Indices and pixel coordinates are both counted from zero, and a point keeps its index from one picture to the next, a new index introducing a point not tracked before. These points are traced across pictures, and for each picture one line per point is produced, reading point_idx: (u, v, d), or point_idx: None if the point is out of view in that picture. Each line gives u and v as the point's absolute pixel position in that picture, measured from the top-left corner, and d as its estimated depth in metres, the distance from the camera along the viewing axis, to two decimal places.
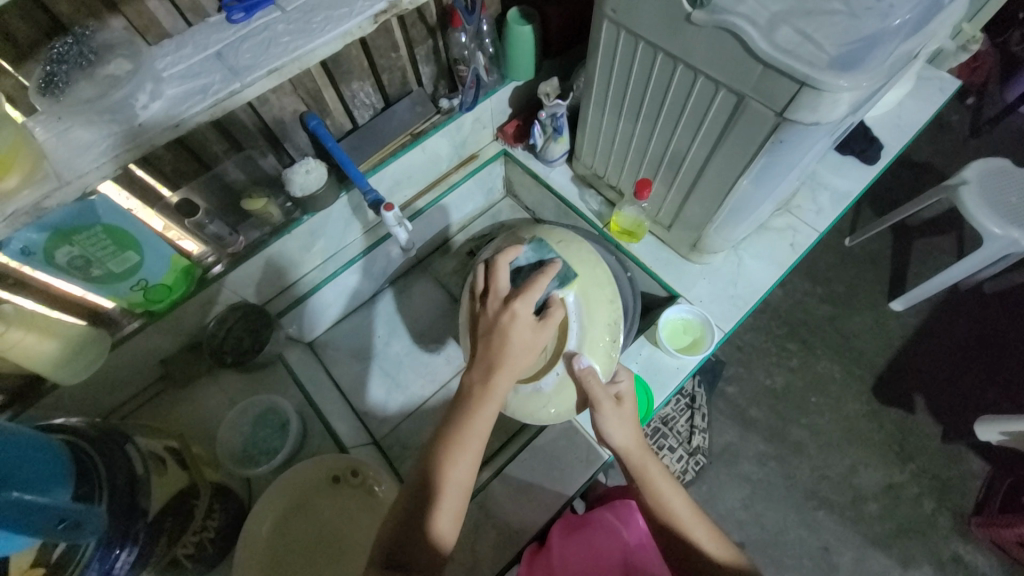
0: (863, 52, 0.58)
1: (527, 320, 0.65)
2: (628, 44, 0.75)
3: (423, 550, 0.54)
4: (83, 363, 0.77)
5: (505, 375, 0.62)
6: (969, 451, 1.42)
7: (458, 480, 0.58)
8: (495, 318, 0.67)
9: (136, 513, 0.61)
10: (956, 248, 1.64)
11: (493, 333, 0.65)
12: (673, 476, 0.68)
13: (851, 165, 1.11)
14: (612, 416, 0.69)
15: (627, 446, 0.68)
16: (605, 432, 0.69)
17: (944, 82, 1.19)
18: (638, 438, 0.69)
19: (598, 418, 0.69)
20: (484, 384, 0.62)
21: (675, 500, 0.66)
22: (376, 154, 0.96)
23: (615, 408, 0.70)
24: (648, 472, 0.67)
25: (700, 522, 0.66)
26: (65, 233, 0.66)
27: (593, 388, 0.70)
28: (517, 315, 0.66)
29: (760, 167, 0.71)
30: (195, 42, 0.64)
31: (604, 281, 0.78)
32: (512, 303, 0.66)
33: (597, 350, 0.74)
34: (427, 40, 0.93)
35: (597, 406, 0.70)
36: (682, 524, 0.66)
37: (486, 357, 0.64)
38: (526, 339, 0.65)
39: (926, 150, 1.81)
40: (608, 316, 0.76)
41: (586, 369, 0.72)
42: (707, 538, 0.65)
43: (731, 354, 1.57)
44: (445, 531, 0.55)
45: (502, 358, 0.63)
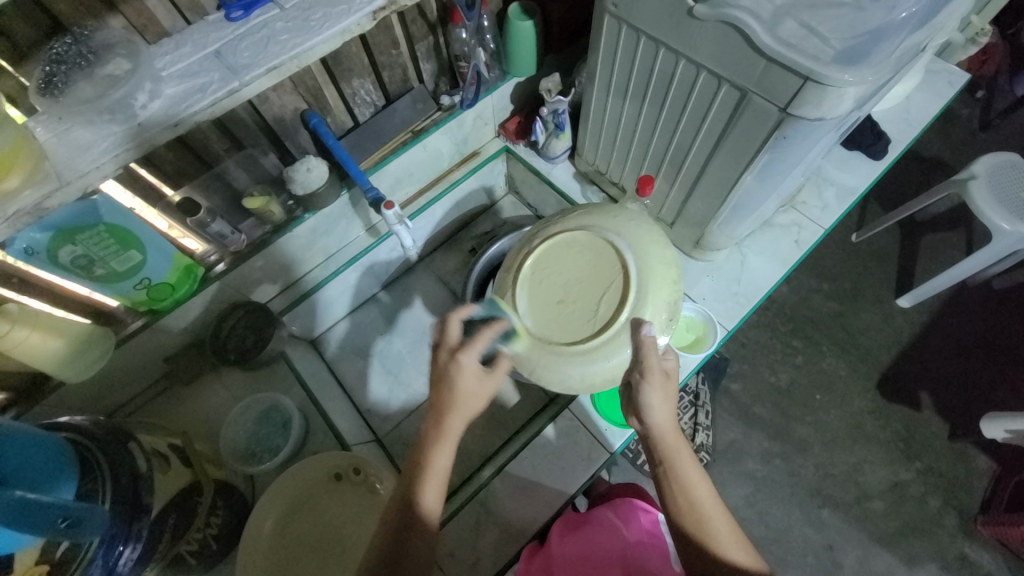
0: (869, 46, 0.57)
1: (473, 370, 0.61)
2: (630, 39, 0.74)
3: (411, 529, 0.56)
4: (88, 362, 0.78)
5: (456, 419, 0.60)
6: (976, 449, 1.41)
7: (440, 467, 0.59)
8: (441, 368, 0.62)
9: (138, 511, 0.61)
10: (964, 244, 1.62)
11: (441, 383, 0.61)
12: (701, 466, 0.64)
13: (857, 160, 1.10)
14: (659, 391, 0.64)
15: (664, 426, 0.63)
16: (646, 406, 0.64)
17: (952, 74, 1.17)
18: (675, 421, 0.65)
19: (644, 391, 0.63)
20: (435, 421, 0.60)
21: (700, 489, 0.62)
22: (377, 152, 0.95)
23: (663, 384, 0.64)
24: (678, 457, 0.63)
25: (722, 517, 0.62)
26: (67, 233, 0.67)
27: (649, 357, 0.64)
28: (464, 367, 0.61)
29: (764, 163, 0.70)
30: (194, 41, 0.64)
31: (668, 259, 0.72)
32: (457, 356, 0.61)
33: (656, 319, 0.68)
34: (427, 37, 0.93)
35: (644, 375, 0.64)
36: (702, 516, 0.61)
37: (439, 403, 0.61)
38: (472, 388, 0.61)
39: (934, 144, 1.78)
40: (668, 296, 0.70)
41: (650, 339, 0.66)
42: (728, 537, 0.60)
43: (735, 351, 1.56)
44: (431, 503, 0.57)
45: (450, 404, 0.60)
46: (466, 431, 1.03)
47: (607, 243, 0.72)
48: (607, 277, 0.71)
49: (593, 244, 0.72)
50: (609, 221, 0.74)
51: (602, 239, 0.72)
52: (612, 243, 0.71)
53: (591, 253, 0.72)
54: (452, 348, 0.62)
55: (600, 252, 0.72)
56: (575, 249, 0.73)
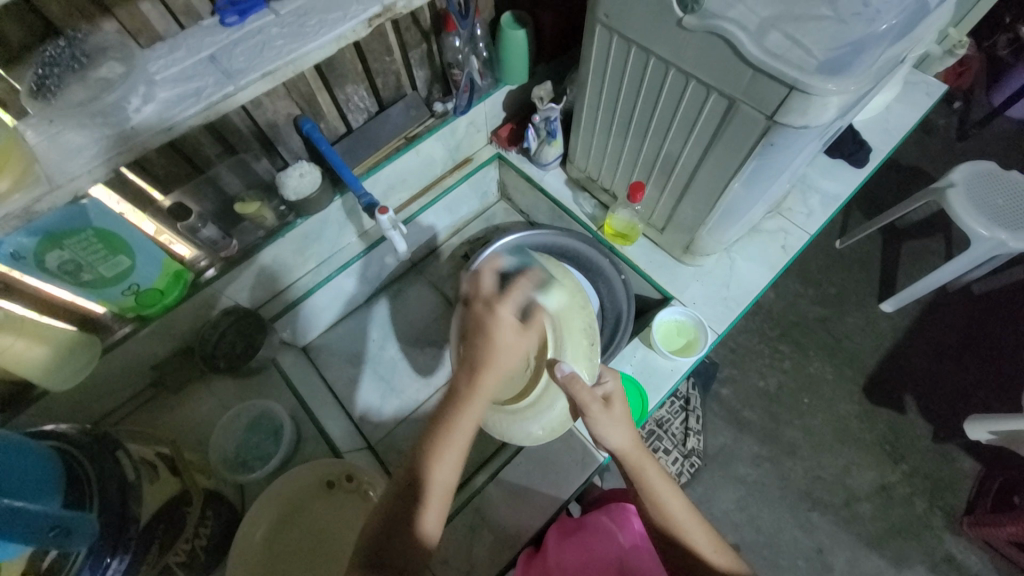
0: (850, 56, 0.60)
1: (509, 323, 0.62)
2: (620, 48, 0.76)
3: (412, 550, 0.54)
4: (72, 369, 0.76)
5: (490, 373, 0.60)
6: (959, 450, 1.44)
7: (440, 483, 0.57)
8: (479, 319, 0.63)
9: (126, 521, 0.60)
10: (944, 250, 1.66)
11: (477, 334, 0.62)
12: (669, 476, 0.67)
13: (839, 168, 1.13)
14: (604, 423, 0.65)
15: (623, 448, 0.65)
16: (599, 438, 0.65)
17: (930, 85, 1.21)
18: (634, 440, 0.66)
19: (591, 426, 0.65)
20: (468, 382, 0.60)
21: (672, 502, 0.66)
22: (370, 158, 0.96)
23: (607, 413, 0.65)
24: (645, 475, 0.66)
25: (699, 524, 0.66)
26: (56, 237, 0.65)
27: (577, 393, 0.64)
28: (503, 319, 0.62)
29: (752, 169, 0.72)
30: (188, 45, 0.64)
31: (577, 291, 0.76)
32: (496, 307, 0.62)
33: (577, 356, 0.70)
34: (421, 45, 0.94)
35: (586, 412, 0.65)
36: (680, 525, 0.65)
37: (471, 358, 0.61)
38: (508, 342, 0.61)
39: (913, 153, 1.84)
40: (583, 325, 0.73)
41: (571, 374, 0.64)
42: (704, 541, 0.65)
43: (725, 356, 1.58)
44: (430, 529, 0.55)
45: (486, 358, 0.60)
46: None
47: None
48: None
49: None
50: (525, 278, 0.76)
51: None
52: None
53: None
54: (488, 300, 0.64)
55: None
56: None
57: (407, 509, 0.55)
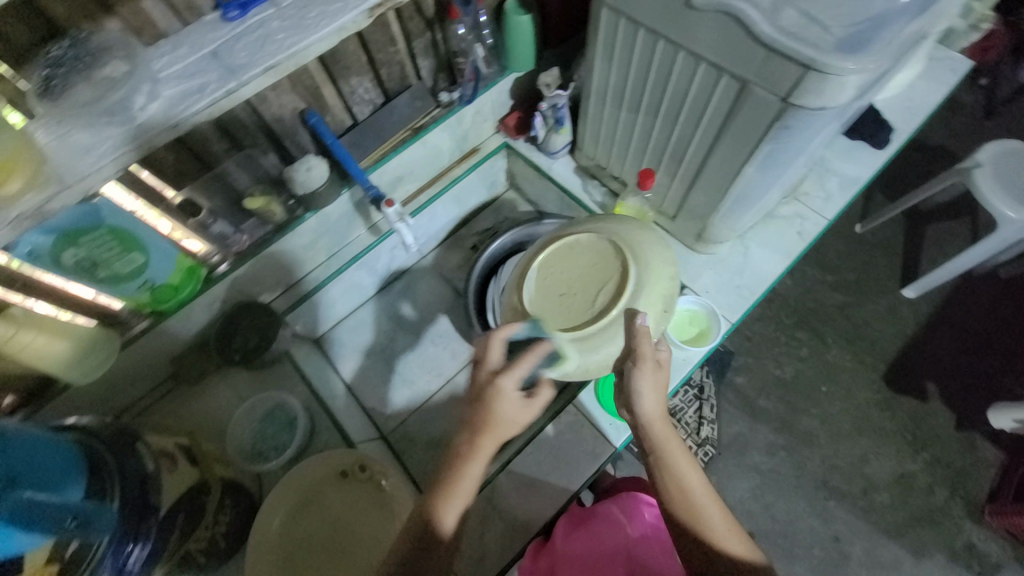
0: (870, 32, 0.57)
1: (510, 393, 0.62)
2: (628, 31, 0.74)
3: (433, 555, 0.58)
4: (94, 363, 0.79)
5: (490, 440, 0.61)
6: (983, 439, 1.40)
7: (468, 482, 0.61)
8: (480, 388, 0.63)
9: (147, 510, 0.62)
10: (970, 232, 1.60)
11: (478, 401, 0.62)
12: (691, 454, 0.66)
13: (860, 149, 1.09)
14: (649, 379, 0.65)
15: (652, 414, 0.65)
16: (635, 394, 0.65)
17: (955, 61, 1.15)
18: (663, 411, 0.66)
19: (635, 376, 0.64)
20: (470, 444, 0.61)
21: (692, 479, 0.65)
22: (378, 150, 0.95)
23: (653, 372, 0.65)
24: (669, 448, 0.65)
25: (717, 509, 0.64)
26: (71, 236, 0.68)
27: (641, 344, 0.64)
28: (504, 392, 0.62)
29: (766, 154, 0.69)
30: (191, 42, 0.64)
31: (666, 258, 0.72)
32: (497, 378, 0.62)
33: (652, 304, 0.69)
34: (425, 33, 0.92)
35: (637, 362, 0.64)
36: (692, 507, 0.64)
37: (472, 421, 0.62)
38: (511, 413, 0.61)
39: (939, 132, 1.76)
40: (665, 291, 0.70)
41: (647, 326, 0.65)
42: (719, 522, 0.63)
43: (739, 344, 1.55)
44: (449, 524, 0.60)
45: (485, 426, 0.61)
46: None
47: (608, 240, 0.71)
48: (598, 270, 0.70)
49: (595, 242, 0.72)
50: (618, 223, 0.74)
51: (604, 240, 0.72)
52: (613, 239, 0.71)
53: (596, 249, 0.72)
54: (492, 370, 0.64)
55: (603, 252, 0.71)
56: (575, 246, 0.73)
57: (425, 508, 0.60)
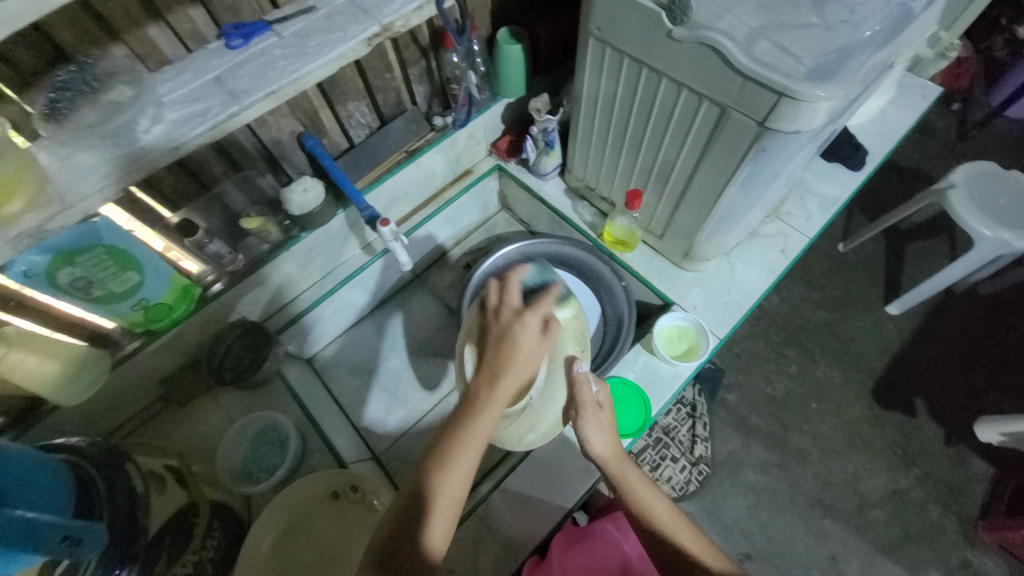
0: (837, 62, 0.61)
1: (532, 330, 0.62)
2: (613, 60, 0.78)
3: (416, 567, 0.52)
4: (83, 385, 0.79)
5: (509, 381, 0.60)
6: (972, 453, 1.42)
7: (450, 490, 0.57)
8: (502, 328, 0.64)
9: (134, 533, 0.61)
10: (948, 251, 1.66)
11: (501, 341, 0.62)
12: (652, 482, 0.70)
13: (838, 171, 1.13)
14: (593, 424, 0.70)
15: (604, 453, 0.70)
16: (585, 438, 0.70)
17: (925, 88, 1.22)
18: (615, 448, 0.71)
19: (580, 424, 0.70)
20: (488, 388, 0.60)
21: (657, 506, 0.68)
22: (372, 172, 0.98)
23: (596, 415, 0.70)
24: (628, 481, 0.69)
25: (687, 528, 0.67)
26: (68, 254, 0.67)
27: (580, 393, 0.69)
28: (528, 325, 0.63)
29: (746, 174, 0.73)
30: (195, 68, 0.67)
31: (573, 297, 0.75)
32: (523, 314, 0.63)
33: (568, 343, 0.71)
34: (420, 61, 0.96)
35: (580, 409, 0.69)
36: (665, 527, 0.67)
37: (491, 364, 0.61)
38: (531, 349, 0.61)
39: (913, 156, 1.84)
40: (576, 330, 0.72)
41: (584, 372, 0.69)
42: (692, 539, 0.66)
43: (730, 362, 1.57)
44: (438, 538, 0.55)
45: (505, 366, 0.60)
46: None
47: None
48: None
49: None
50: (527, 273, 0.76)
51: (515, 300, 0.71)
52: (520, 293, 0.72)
53: None
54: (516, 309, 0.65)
55: None
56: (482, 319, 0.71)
57: (411, 504, 0.56)
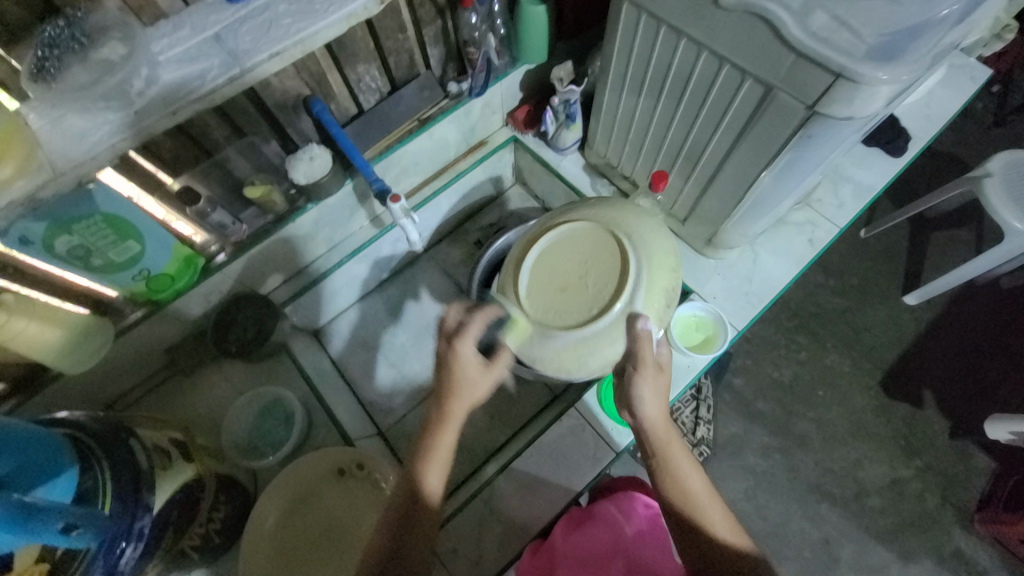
0: (905, 42, 0.55)
1: (471, 359, 0.63)
2: (649, 28, 0.71)
3: (421, 517, 0.58)
4: (87, 352, 0.77)
5: (455, 404, 0.62)
6: (976, 448, 1.40)
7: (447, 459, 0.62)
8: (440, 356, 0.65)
9: (140, 508, 0.60)
10: (973, 241, 1.59)
11: (441, 369, 0.64)
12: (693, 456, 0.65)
13: (876, 157, 1.06)
14: (651, 385, 0.65)
15: (654, 418, 0.65)
16: (637, 399, 0.65)
17: (975, 69, 1.13)
18: (663, 415, 0.66)
19: (636, 383, 0.65)
20: (439, 409, 0.63)
21: (693, 479, 0.64)
22: (383, 140, 0.92)
23: (655, 377, 0.65)
24: (669, 453, 0.65)
25: (717, 506, 0.63)
26: (65, 222, 0.65)
27: (643, 350, 0.66)
28: (461, 355, 0.63)
29: (785, 162, 0.67)
30: (192, 23, 0.61)
31: (668, 247, 0.74)
32: (453, 344, 0.63)
33: (655, 299, 0.71)
34: (435, 21, 0.89)
35: (638, 368, 0.65)
36: (695, 505, 0.62)
37: (440, 388, 0.64)
38: (471, 375, 0.63)
39: (948, 139, 1.74)
40: (667, 283, 0.73)
41: (648, 331, 0.67)
42: (722, 525, 0.62)
43: (739, 346, 1.55)
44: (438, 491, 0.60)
45: (451, 390, 0.63)
46: (470, 424, 1.03)
47: (610, 235, 0.74)
48: (600, 265, 0.73)
49: (592, 234, 0.75)
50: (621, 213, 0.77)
51: (607, 233, 0.74)
52: (612, 231, 0.74)
53: (592, 244, 0.75)
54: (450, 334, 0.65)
55: (601, 244, 0.74)
56: (577, 238, 0.76)
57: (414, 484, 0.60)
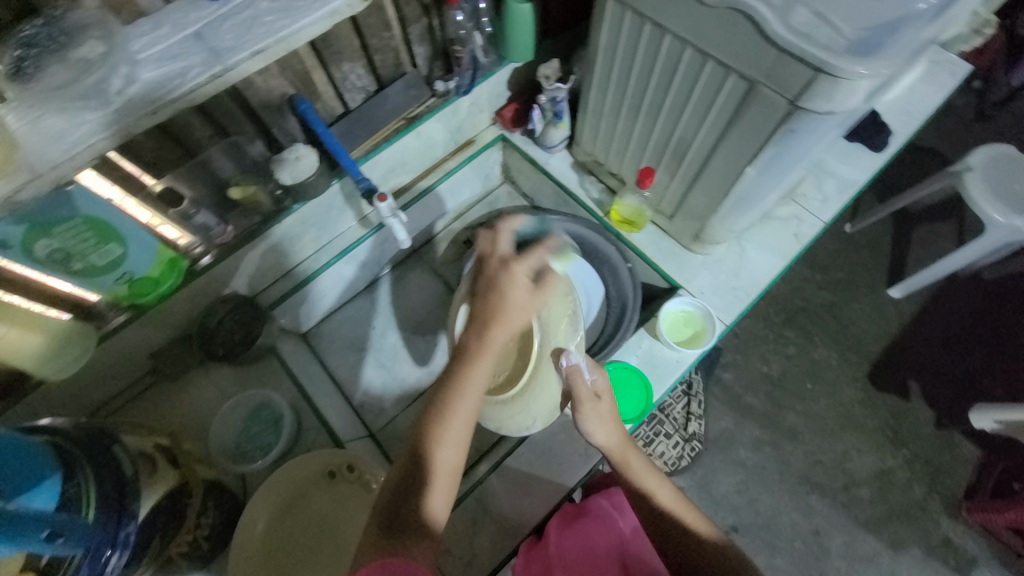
0: (883, 36, 0.56)
1: (523, 282, 0.63)
2: (633, 25, 0.72)
3: (415, 525, 0.54)
4: (66, 360, 0.75)
5: (500, 330, 0.61)
6: (961, 437, 1.43)
7: (446, 462, 0.58)
8: (492, 276, 0.65)
9: (124, 513, 0.59)
10: (955, 234, 1.62)
11: (490, 290, 0.64)
12: (655, 466, 0.79)
13: (858, 152, 1.08)
14: (593, 416, 0.72)
15: (609, 443, 0.74)
16: (587, 431, 0.73)
17: (954, 65, 1.15)
18: (619, 436, 0.75)
19: (580, 418, 0.72)
20: (478, 338, 0.61)
21: (662, 492, 0.78)
22: (369, 140, 0.92)
23: (596, 407, 0.71)
24: (631, 466, 0.77)
25: (688, 509, 0.79)
26: (43, 226, 0.63)
27: (576, 386, 0.70)
28: (514, 276, 0.64)
29: (769, 156, 0.68)
30: (172, 21, 0.60)
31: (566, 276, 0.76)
32: (509, 264, 0.64)
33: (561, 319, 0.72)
34: (421, 19, 0.89)
35: (578, 406, 0.71)
36: (677, 516, 0.78)
37: (483, 314, 0.63)
38: (522, 299, 0.62)
39: (929, 134, 1.77)
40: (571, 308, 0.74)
41: (574, 365, 0.70)
42: (688, 514, 0.78)
43: (729, 341, 1.56)
44: (438, 510, 0.56)
45: (497, 314, 0.62)
46: None
47: None
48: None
49: None
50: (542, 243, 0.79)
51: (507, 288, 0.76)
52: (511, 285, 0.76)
53: None
54: (503, 258, 0.66)
55: None
56: None
57: (405, 492, 0.56)
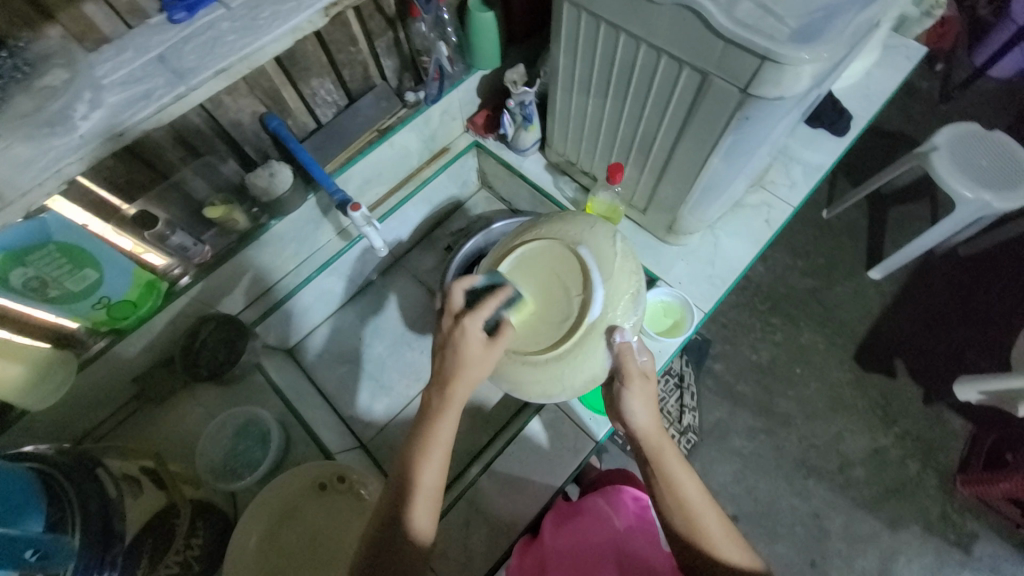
0: (822, 22, 0.58)
1: (477, 335, 0.61)
2: (589, 26, 0.74)
3: (404, 551, 0.55)
4: (49, 388, 0.73)
5: (460, 385, 0.60)
6: (950, 411, 1.46)
7: (427, 486, 0.58)
8: (446, 334, 0.63)
9: (112, 538, 0.61)
10: (929, 214, 1.66)
11: (445, 348, 0.62)
12: (688, 463, 0.65)
13: (822, 138, 1.11)
14: (640, 397, 0.67)
15: (646, 428, 0.67)
16: (629, 411, 0.67)
17: (909, 49, 1.19)
18: (657, 425, 0.68)
19: (625, 397, 0.67)
20: (440, 395, 0.61)
21: (689, 491, 0.64)
22: (342, 154, 0.93)
23: (643, 389, 0.67)
24: (663, 460, 0.65)
25: (711, 511, 0.63)
26: (17, 253, 0.64)
27: (627, 363, 0.66)
28: (467, 332, 0.61)
29: (729, 144, 0.70)
30: (135, 45, 0.61)
31: (625, 250, 0.71)
32: (461, 319, 0.62)
33: (616, 298, 0.68)
34: (386, 32, 0.91)
35: (626, 383, 0.66)
36: (693, 512, 0.62)
37: (440, 371, 0.62)
38: (477, 354, 0.61)
39: (897, 118, 1.82)
40: (632, 286, 0.69)
41: (625, 343, 0.66)
42: (726, 543, 0.61)
43: (716, 332, 1.58)
44: (422, 524, 0.57)
45: (455, 371, 0.61)
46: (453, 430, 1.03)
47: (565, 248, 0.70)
48: (570, 275, 0.69)
49: (549, 252, 0.71)
50: (570, 226, 0.73)
51: (564, 248, 0.71)
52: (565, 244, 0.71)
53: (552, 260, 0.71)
54: (457, 313, 0.64)
55: (558, 257, 0.70)
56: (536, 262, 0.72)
57: (392, 511, 0.57)
